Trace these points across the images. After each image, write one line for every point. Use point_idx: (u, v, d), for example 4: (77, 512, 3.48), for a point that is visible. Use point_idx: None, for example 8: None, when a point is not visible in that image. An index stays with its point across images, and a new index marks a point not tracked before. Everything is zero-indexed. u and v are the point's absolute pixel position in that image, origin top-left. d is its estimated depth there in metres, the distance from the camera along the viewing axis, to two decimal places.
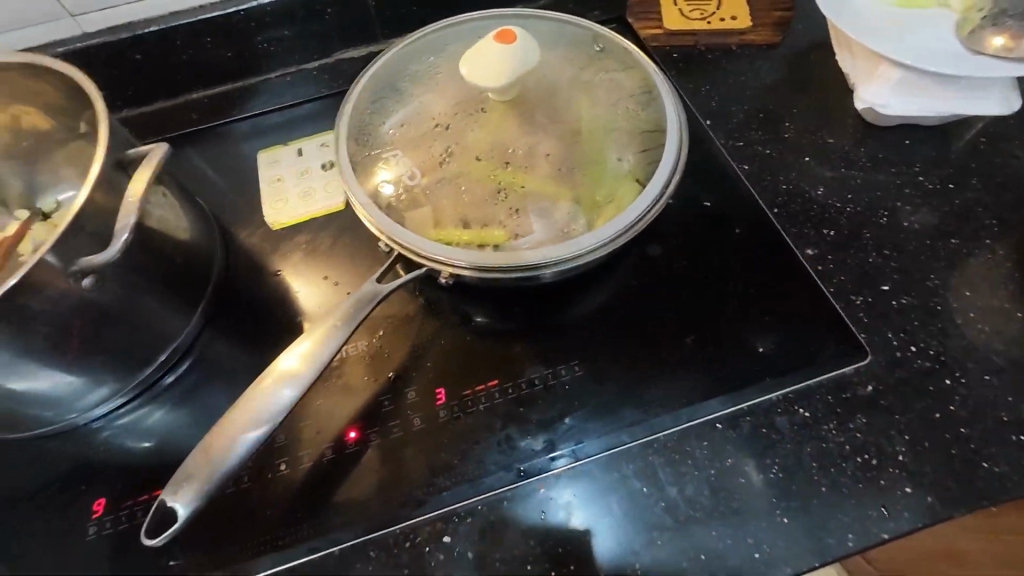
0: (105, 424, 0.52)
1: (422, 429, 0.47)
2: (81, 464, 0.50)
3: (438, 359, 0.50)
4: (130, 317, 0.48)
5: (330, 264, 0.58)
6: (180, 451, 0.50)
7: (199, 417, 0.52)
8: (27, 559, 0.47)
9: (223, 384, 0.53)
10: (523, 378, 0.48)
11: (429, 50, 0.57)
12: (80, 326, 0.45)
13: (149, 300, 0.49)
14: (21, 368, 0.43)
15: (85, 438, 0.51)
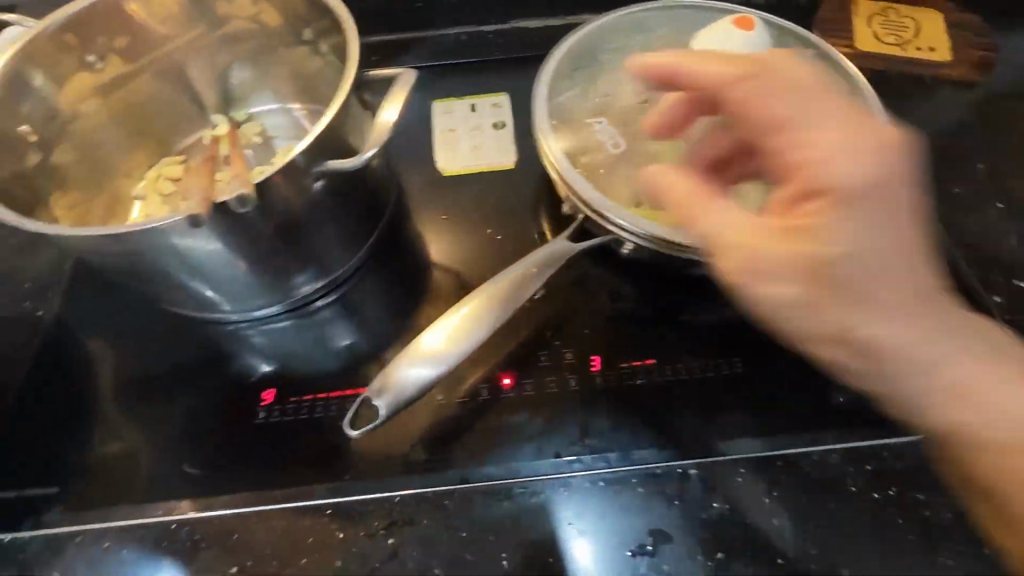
0: (251, 328, 0.54)
1: (578, 390, 0.48)
2: (223, 358, 0.52)
3: (597, 328, 0.51)
4: (316, 231, 0.50)
5: (494, 219, 0.59)
6: (308, 373, 0.51)
7: (329, 347, 0.53)
8: (185, 432, 0.48)
9: (364, 319, 0.54)
10: (681, 363, 0.49)
11: (634, 29, 0.58)
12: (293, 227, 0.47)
13: (342, 218, 0.51)
14: (217, 250, 0.45)
15: (229, 338, 0.53)
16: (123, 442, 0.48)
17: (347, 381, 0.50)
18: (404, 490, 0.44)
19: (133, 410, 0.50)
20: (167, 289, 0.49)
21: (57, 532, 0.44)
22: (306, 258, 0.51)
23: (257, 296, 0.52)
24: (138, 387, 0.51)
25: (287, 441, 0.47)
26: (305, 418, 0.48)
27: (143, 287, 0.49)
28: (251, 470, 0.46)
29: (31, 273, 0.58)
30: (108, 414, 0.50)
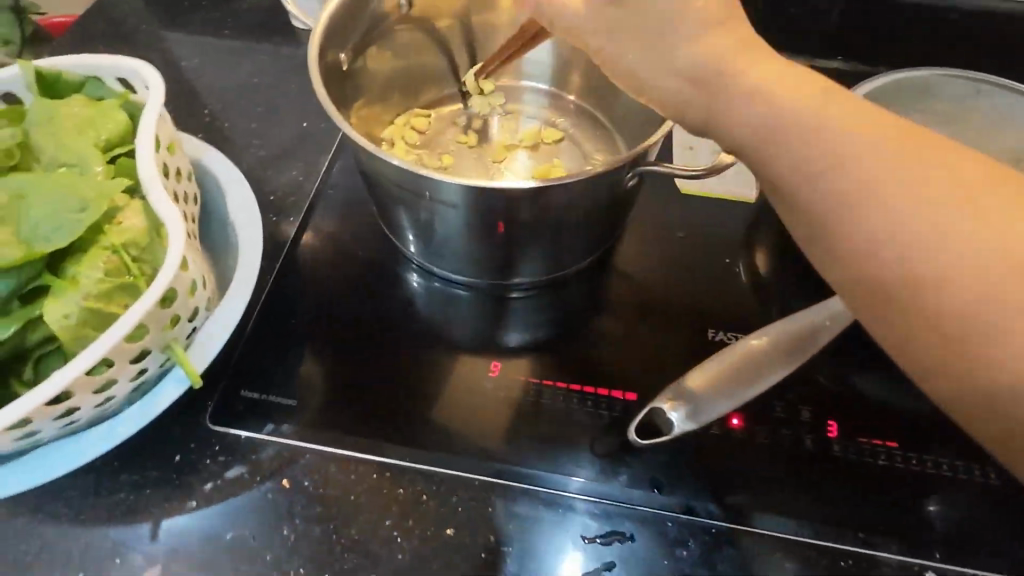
0: (429, 277, 0.56)
1: (813, 452, 0.46)
2: (396, 297, 0.54)
3: (836, 394, 0.48)
4: (567, 226, 0.49)
5: (726, 252, 0.59)
6: (455, 335, 0.52)
7: (481, 319, 0.54)
8: (407, 379, 0.49)
9: (544, 313, 0.54)
10: (929, 456, 0.46)
11: (918, 96, 0.56)
12: (573, 215, 0.48)
13: (603, 218, 0.51)
14: (456, 204, 0.46)
15: (403, 276, 0.56)
16: (345, 371, 0.49)
17: (571, 374, 0.50)
18: (626, 503, 0.44)
19: (360, 342, 0.50)
20: (412, 225, 0.51)
21: (285, 444, 0.45)
22: (531, 250, 0.51)
23: (475, 261, 0.53)
24: (365, 322, 0.52)
25: (513, 419, 0.47)
26: (532, 401, 0.48)
27: (394, 211, 0.52)
28: (475, 437, 0.46)
29: (273, 184, 0.59)
30: (334, 338, 0.50)
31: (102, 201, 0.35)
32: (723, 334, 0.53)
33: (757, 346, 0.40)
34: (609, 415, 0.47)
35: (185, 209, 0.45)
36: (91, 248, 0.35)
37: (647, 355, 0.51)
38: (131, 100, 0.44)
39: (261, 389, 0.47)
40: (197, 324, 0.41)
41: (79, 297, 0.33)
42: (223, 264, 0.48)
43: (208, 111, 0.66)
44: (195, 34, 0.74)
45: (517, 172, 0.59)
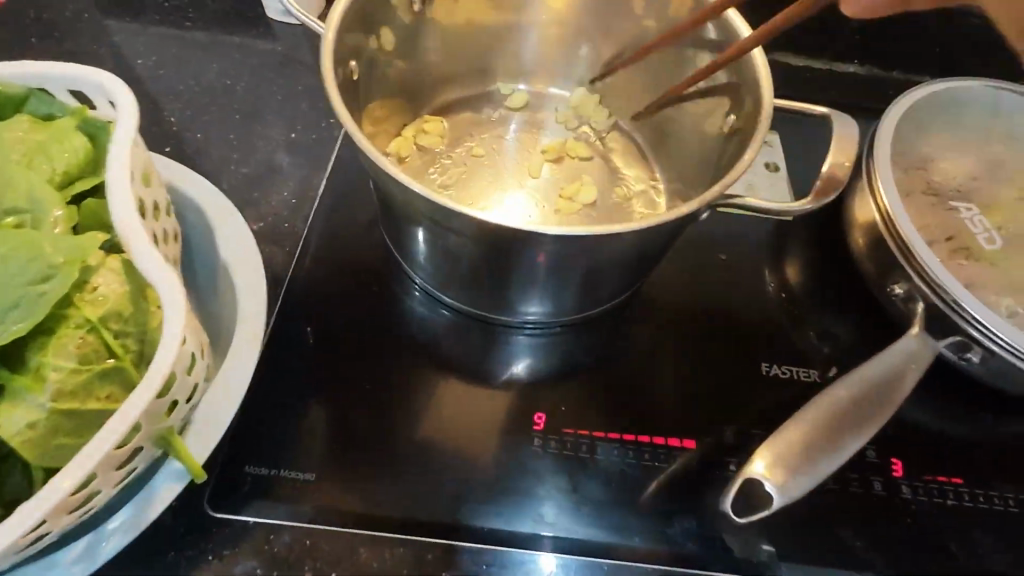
0: (435, 304, 0.51)
1: (883, 496, 0.43)
2: (405, 333, 0.49)
3: (898, 429, 0.46)
4: (607, 269, 0.43)
5: (764, 273, 0.55)
6: (466, 372, 0.48)
7: (492, 355, 0.49)
8: (441, 435, 0.44)
9: (579, 352, 0.50)
10: (997, 492, 0.44)
11: (955, 106, 0.52)
12: (618, 258, 0.42)
13: (650, 263, 0.46)
14: (474, 240, 0.40)
15: (408, 304, 0.51)
16: (369, 432, 0.44)
17: (622, 423, 0.46)
18: (691, 569, 0.40)
19: (381, 398, 0.46)
20: (430, 247, 0.45)
21: (306, 529, 0.40)
22: (556, 293, 0.46)
23: (493, 299, 0.47)
24: (382, 374, 0.47)
25: (565, 480, 0.43)
26: (585, 458, 0.44)
27: (404, 236, 0.47)
28: (523, 503, 0.42)
29: (262, 210, 0.52)
30: (353, 391, 0.46)
31: (74, 264, 0.27)
32: (778, 367, 0.49)
33: (834, 398, 0.37)
34: (668, 467, 0.44)
35: (167, 251, 0.37)
36: (57, 326, 0.27)
37: (695, 394, 0.48)
38: (90, 118, 0.35)
39: (272, 463, 0.42)
40: (195, 400, 0.34)
41: (45, 397, 0.26)
42: (218, 315, 0.41)
43: (173, 120, 0.57)
44: (147, 25, 0.63)
45: (540, 197, 0.53)
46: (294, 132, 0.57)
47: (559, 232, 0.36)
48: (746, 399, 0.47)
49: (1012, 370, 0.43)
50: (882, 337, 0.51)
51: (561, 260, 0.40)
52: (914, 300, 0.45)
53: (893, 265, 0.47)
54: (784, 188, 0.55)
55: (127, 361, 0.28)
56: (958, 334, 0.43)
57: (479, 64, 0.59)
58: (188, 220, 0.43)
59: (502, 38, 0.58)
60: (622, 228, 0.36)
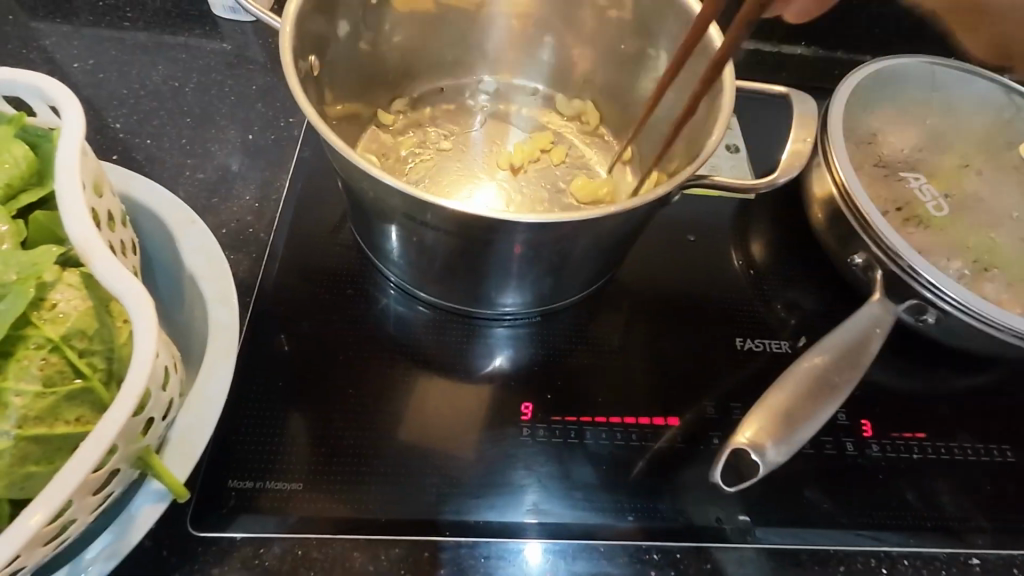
0: (413, 300, 0.50)
1: (856, 455, 0.45)
2: (383, 331, 0.48)
3: (865, 391, 0.48)
4: (584, 256, 0.44)
5: (732, 251, 0.56)
6: (451, 370, 0.48)
7: (476, 349, 0.49)
8: (427, 436, 0.44)
9: (560, 341, 0.50)
10: (956, 443, 0.47)
11: (894, 85, 0.56)
12: (593, 245, 0.42)
13: (625, 247, 0.46)
14: (451, 232, 0.39)
15: (383, 302, 0.50)
16: (354, 436, 0.43)
17: (607, 407, 0.47)
18: (683, 541, 0.41)
19: (363, 401, 0.45)
20: (404, 243, 0.44)
21: (296, 539, 0.39)
22: (536, 281, 0.46)
23: (472, 294, 0.47)
24: (362, 377, 0.46)
25: (555, 467, 0.43)
26: (574, 444, 0.44)
27: (375, 233, 0.46)
28: (515, 495, 0.42)
29: (225, 216, 0.50)
30: (334, 395, 0.44)
31: (28, 281, 0.26)
32: (750, 342, 0.51)
33: (817, 363, 0.38)
34: (654, 448, 0.45)
35: (125, 262, 0.35)
36: (15, 348, 0.25)
37: (674, 373, 0.49)
38: (29, 127, 0.33)
39: (255, 476, 0.40)
40: (170, 417, 0.32)
41: (8, 425, 0.24)
42: (187, 327, 0.39)
43: (118, 127, 0.54)
44: (83, 26, 0.60)
45: (511, 190, 0.53)
46: (252, 133, 0.55)
47: (535, 220, 0.36)
48: (723, 373, 0.49)
49: (964, 329, 0.46)
50: (843, 306, 0.54)
51: (537, 249, 0.41)
52: (874, 268, 0.47)
53: (850, 236, 0.49)
54: (745, 168, 0.57)
55: (94, 380, 0.26)
56: (914, 298, 0.46)
57: (440, 58, 0.58)
58: (146, 229, 0.41)
59: (461, 30, 0.57)
60: (598, 213, 0.36)
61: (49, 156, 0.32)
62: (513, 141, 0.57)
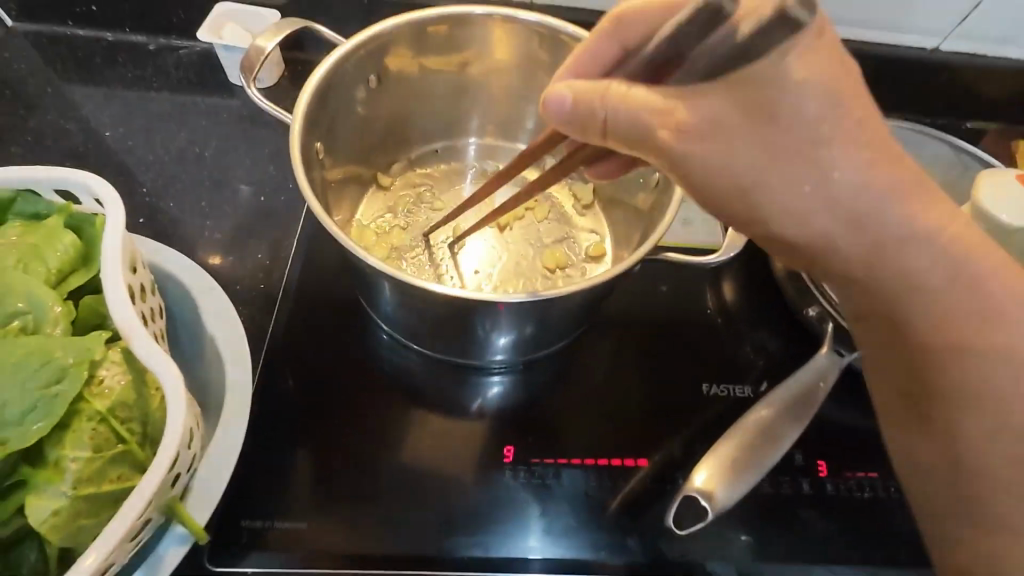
0: (407, 349, 0.55)
1: (812, 495, 0.49)
2: (380, 379, 0.53)
3: (824, 433, 0.52)
4: (559, 315, 0.48)
5: (704, 298, 0.61)
6: (441, 415, 0.52)
7: (464, 395, 0.54)
8: (417, 478, 0.48)
9: (541, 386, 0.54)
10: (907, 483, 0.50)
11: None
12: (566, 308, 0.47)
13: (598, 304, 0.51)
14: (437, 299, 0.44)
15: (380, 351, 0.55)
16: (351, 478, 0.47)
17: (582, 449, 0.51)
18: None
19: (360, 446, 0.49)
20: (397, 302, 0.49)
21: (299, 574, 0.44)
22: (518, 335, 0.50)
23: (460, 346, 0.52)
24: (360, 422, 0.50)
25: (535, 506, 0.48)
26: (551, 485, 0.49)
27: (372, 291, 0.51)
28: (496, 533, 0.46)
29: (238, 273, 0.55)
30: (333, 440, 0.49)
31: (84, 363, 0.31)
32: (717, 386, 0.55)
33: (762, 416, 0.43)
34: (623, 488, 0.49)
35: (154, 326, 0.40)
36: (71, 420, 0.30)
37: (645, 415, 0.53)
38: (76, 213, 0.39)
39: (264, 515, 0.45)
40: (192, 468, 0.37)
41: (66, 486, 0.29)
42: (205, 382, 0.44)
43: (146, 190, 0.59)
44: (112, 95, 0.66)
45: (497, 246, 0.58)
46: (264, 195, 0.61)
47: (510, 298, 0.43)
48: (691, 416, 0.53)
49: None
50: (806, 351, 0.58)
51: (516, 311, 0.45)
52: (826, 320, 0.52)
53: (807, 290, 0.54)
54: (715, 222, 0.62)
55: (134, 444, 0.31)
56: None
57: (433, 123, 0.63)
58: (170, 294, 0.46)
59: (452, 97, 0.62)
60: (566, 290, 0.43)
61: (94, 243, 0.38)
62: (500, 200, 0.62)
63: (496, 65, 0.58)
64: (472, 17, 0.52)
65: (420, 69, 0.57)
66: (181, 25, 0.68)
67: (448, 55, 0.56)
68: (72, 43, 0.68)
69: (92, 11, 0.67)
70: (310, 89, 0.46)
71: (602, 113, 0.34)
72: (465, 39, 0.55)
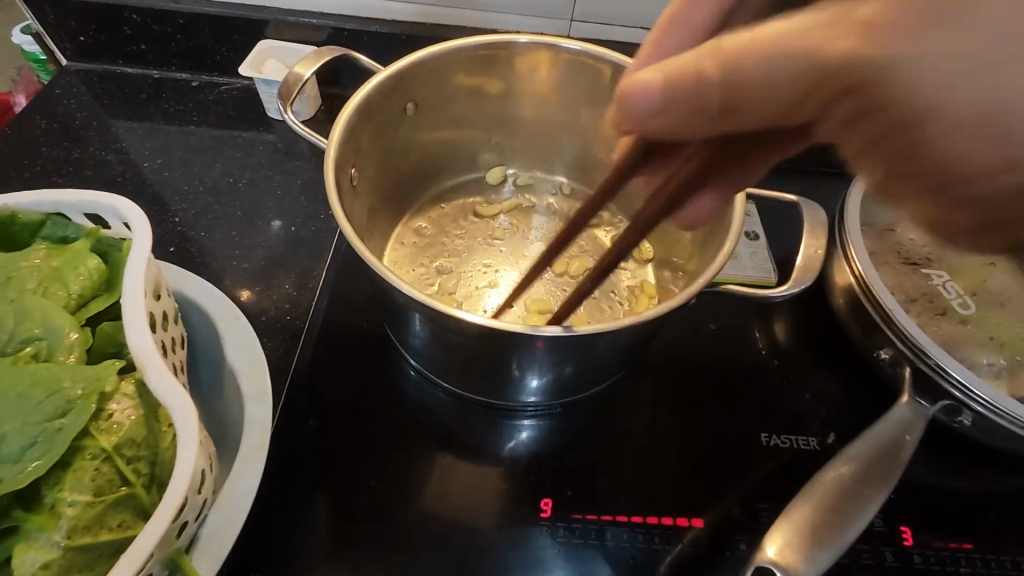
0: (435, 386, 0.51)
1: (897, 568, 0.42)
2: (405, 419, 0.49)
3: (904, 494, 0.45)
4: (601, 352, 0.44)
5: (756, 338, 0.56)
6: (471, 460, 0.48)
7: (497, 437, 0.49)
8: (443, 532, 0.44)
9: (578, 430, 0.50)
10: (1008, 557, 0.43)
11: None
12: (609, 345, 0.43)
13: (645, 342, 0.47)
14: (471, 332, 0.40)
15: (405, 389, 0.51)
16: (370, 528, 0.44)
17: (629, 505, 0.46)
18: None
19: (384, 493, 0.45)
20: (427, 335, 0.46)
21: None
22: (554, 375, 0.46)
23: (493, 384, 0.48)
24: (384, 467, 0.47)
25: (575, 567, 0.43)
26: (594, 544, 0.44)
27: (401, 324, 0.48)
28: None
29: (264, 303, 0.54)
30: (354, 487, 0.45)
31: (92, 396, 0.28)
32: (777, 437, 0.50)
33: (851, 480, 0.38)
34: (677, 553, 0.44)
35: (175, 358, 0.38)
36: (73, 458, 0.28)
37: (697, 468, 0.48)
38: (103, 238, 0.37)
39: (278, 570, 0.41)
40: (201, 515, 0.34)
41: (59, 534, 0.26)
42: (223, 419, 0.41)
43: (178, 220, 0.59)
44: (154, 129, 0.67)
45: (531, 281, 0.55)
46: (294, 224, 0.59)
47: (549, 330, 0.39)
48: (748, 470, 0.48)
49: (1004, 430, 0.44)
50: (873, 397, 0.52)
51: (555, 347, 0.42)
52: (901, 364, 0.47)
53: (876, 329, 0.48)
54: (765, 256, 0.58)
55: (138, 486, 0.28)
56: (947, 399, 0.44)
57: (468, 153, 0.62)
58: (194, 325, 0.44)
59: (486, 128, 0.60)
60: (610, 325, 0.39)
61: (117, 268, 0.36)
62: (535, 235, 0.59)
63: (533, 97, 0.57)
64: (512, 45, 0.51)
65: (456, 100, 0.56)
66: (224, 62, 0.69)
67: (486, 85, 0.55)
68: (121, 81, 0.70)
69: (140, 50, 0.69)
70: (346, 117, 0.45)
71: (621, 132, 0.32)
72: (503, 71, 0.54)
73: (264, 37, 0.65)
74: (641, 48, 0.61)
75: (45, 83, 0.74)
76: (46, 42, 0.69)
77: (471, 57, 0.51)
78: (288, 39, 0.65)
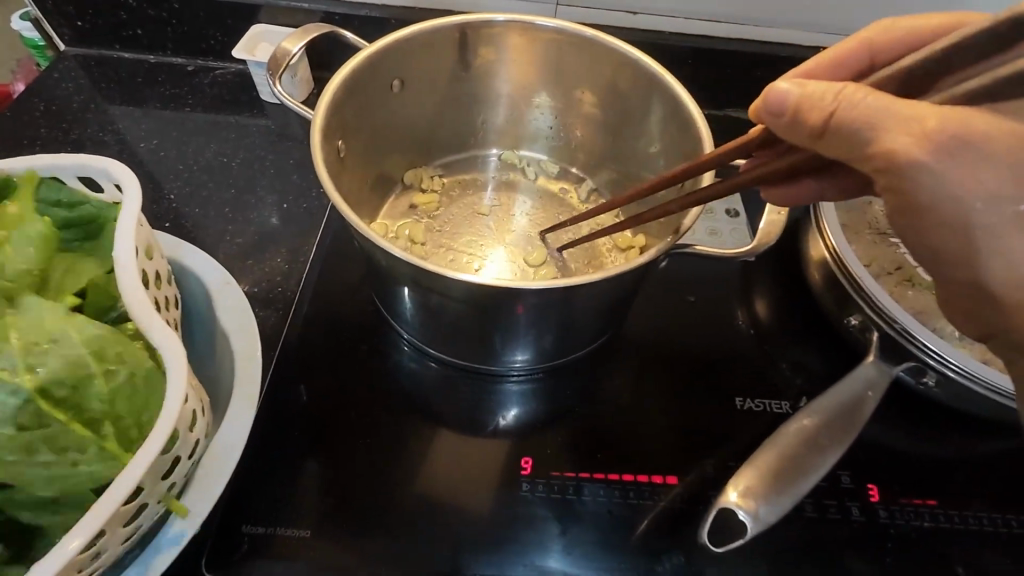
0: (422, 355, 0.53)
1: (863, 523, 0.44)
2: (393, 386, 0.51)
3: (872, 453, 0.47)
4: (580, 317, 0.46)
5: (734, 311, 0.58)
6: (457, 423, 0.50)
7: (483, 402, 0.52)
8: (429, 489, 0.46)
9: (560, 396, 0.52)
10: (971, 512, 0.45)
11: None
12: (588, 309, 0.45)
13: (624, 308, 0.48)
14: (454, 293, 0.42)
15: (393, 358, 0.53)
16: (358, 485, 0.46)
17: (608, 464, 0.48)
18: None
19: (372, 455, 0.47)
20: (416, 305, 0.48)
21: None
22: (537, 341, 0.48)
23: (479, 351, 0.50)
24: (373, 432, 0.48)
25: (555, 525, 0.44)
26: (572, 499, 0.46)
27: (390, 294, 0.50)
28: (508, 551, 0.43)
29: (256, 276, 0.55)
30: (345, 448, 0.47)
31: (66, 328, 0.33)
32: (751, 401, 0.52)
33: (814, 435, 0.40)
34: (654, 509, 0.45)
35: (169, 317, 0.40)
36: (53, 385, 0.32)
37: (673, 431, 0.50)
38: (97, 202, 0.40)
39: (266, 522, 0.43)
40: (195, 457, 0.36)
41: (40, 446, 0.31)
42: (215, 379, 0.44)
43: (172, 198, 0.61)
44: (150, 111, 0.69)
45: (516, 254, 0.57)
46: (286, 203, 0.61)
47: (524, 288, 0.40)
48: (724, 433, 0.50)
49: (964, 391, 0.46)
50: (846, 366, 0.54)
51: (538, 310, 0.43)
52: (869, 329, 0.48)
53: (847, 297, 0.50)
54: (744, 231, 0.60)
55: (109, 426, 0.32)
56: (913, 360, 0.46)
57: (457, 133, 0.63)
58: (187, 287, 0.46)
59: (473, 106, 0.61)
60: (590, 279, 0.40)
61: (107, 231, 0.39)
62: (520, 211, 0.61)
63: (516, 76, 0.58)
64: (491, 25, 0.53)
65: (442, 80, 0.58)
66: (218, 47, 0.71)
67: (471, 64, 0.57)
68: (118, 65, 0.72)
69: (136, 35, 0.70)
70: (333, 92, 0.47)
71: (833, 105, 0.31)
72: (486, 49, 0.55)
73: (257, 22, 0.67)
74: (624, 30, 0.62)
75: (43, 68, 0.76)
76: (44, 28, 0.71)
77: (453, 36, 0.53)
78: (279, 23, 0.67)
